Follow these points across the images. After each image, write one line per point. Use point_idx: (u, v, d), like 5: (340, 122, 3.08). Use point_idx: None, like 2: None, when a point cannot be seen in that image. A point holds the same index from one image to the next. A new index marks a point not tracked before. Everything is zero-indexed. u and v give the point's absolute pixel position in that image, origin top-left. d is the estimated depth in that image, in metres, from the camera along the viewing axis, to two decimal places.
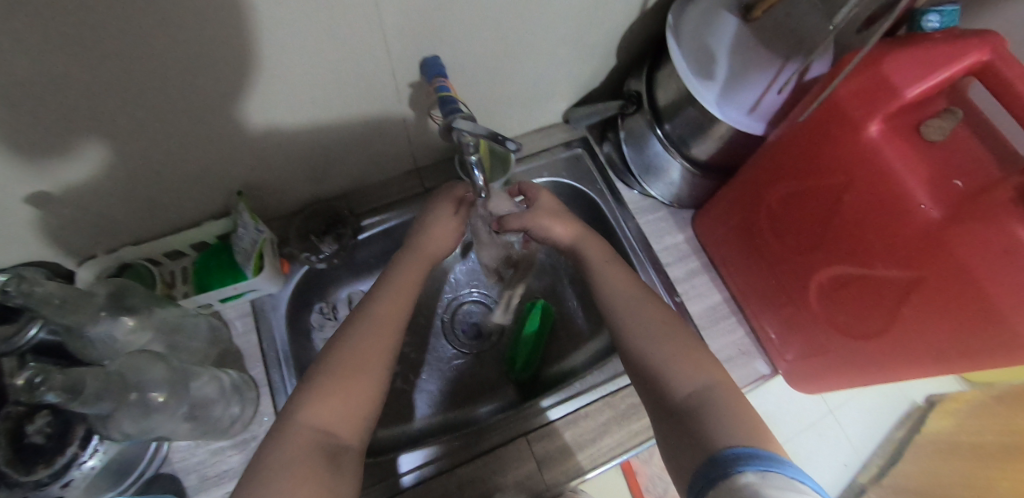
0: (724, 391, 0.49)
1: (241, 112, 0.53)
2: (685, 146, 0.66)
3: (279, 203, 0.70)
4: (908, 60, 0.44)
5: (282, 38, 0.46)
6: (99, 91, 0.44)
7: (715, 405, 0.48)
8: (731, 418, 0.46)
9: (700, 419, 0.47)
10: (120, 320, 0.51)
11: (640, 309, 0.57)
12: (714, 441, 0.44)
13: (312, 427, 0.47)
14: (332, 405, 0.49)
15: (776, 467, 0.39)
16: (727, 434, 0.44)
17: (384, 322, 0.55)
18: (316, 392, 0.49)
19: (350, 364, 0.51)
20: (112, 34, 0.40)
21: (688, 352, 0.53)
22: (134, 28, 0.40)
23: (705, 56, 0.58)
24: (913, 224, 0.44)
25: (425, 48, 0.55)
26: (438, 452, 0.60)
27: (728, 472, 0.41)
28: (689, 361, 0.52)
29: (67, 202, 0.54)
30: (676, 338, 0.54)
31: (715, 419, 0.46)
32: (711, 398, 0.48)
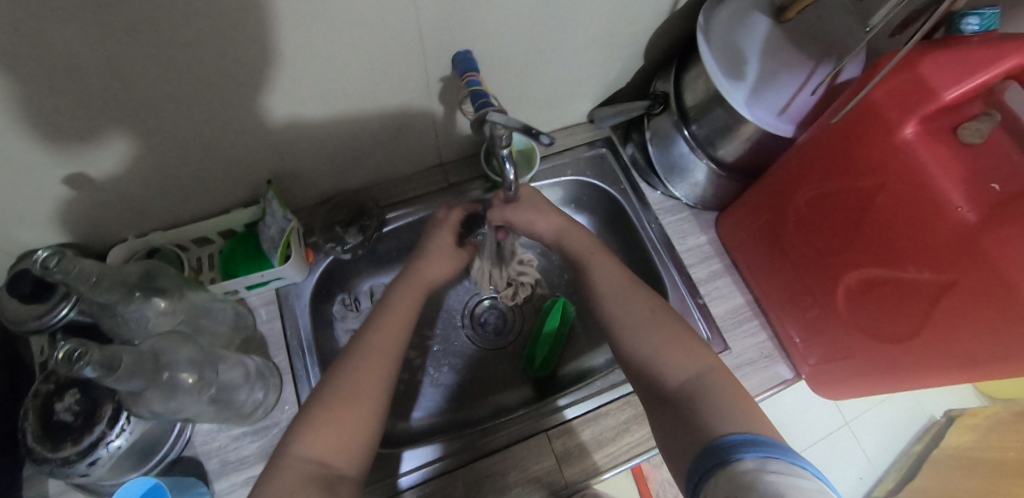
0: (718, 378, 0.50)
1: (277, 99, 0.54)
2: (712, 147, 0.66)
3: (305, 193, 0.71)
4: (946, 62, 0.44)
5: (322, 27, 0.47)
6: (146, 74, 0.45)
7: (709, 392, 0.48)
8: (727, 405, 0.46)
9: (694, 406, 0.47)
10: (152, 302, 0.52)
11: (630, 298, 0.58)
12: (707, 426, 0.45)
13: (304, 460, 0.47)
14: (329, 434, 0.49)
15: (776, 454, 0.39)
16: (720, 420, 0.45)
17: (379, 353, 0.55)
18: (317, 420, 0.50)
19: (347, 398, 0.51)
20: (161, 18, 0.40)
21: (678, 339, 0.53)
22: (185, 13, 0.41)
23: (735, 57, 0.58)
24: (948, 226, 0.44)
25: (459, 42, 0.56)
26: (441, 451, 0.60)
27: (722, 458, 0.41)
28: (682, 350, 0.52)
29: (104, 184, 0.55)
30: (664, 326, 0.55)
31: (709, 405, 0.47)
32: (705, 386, 0.49)
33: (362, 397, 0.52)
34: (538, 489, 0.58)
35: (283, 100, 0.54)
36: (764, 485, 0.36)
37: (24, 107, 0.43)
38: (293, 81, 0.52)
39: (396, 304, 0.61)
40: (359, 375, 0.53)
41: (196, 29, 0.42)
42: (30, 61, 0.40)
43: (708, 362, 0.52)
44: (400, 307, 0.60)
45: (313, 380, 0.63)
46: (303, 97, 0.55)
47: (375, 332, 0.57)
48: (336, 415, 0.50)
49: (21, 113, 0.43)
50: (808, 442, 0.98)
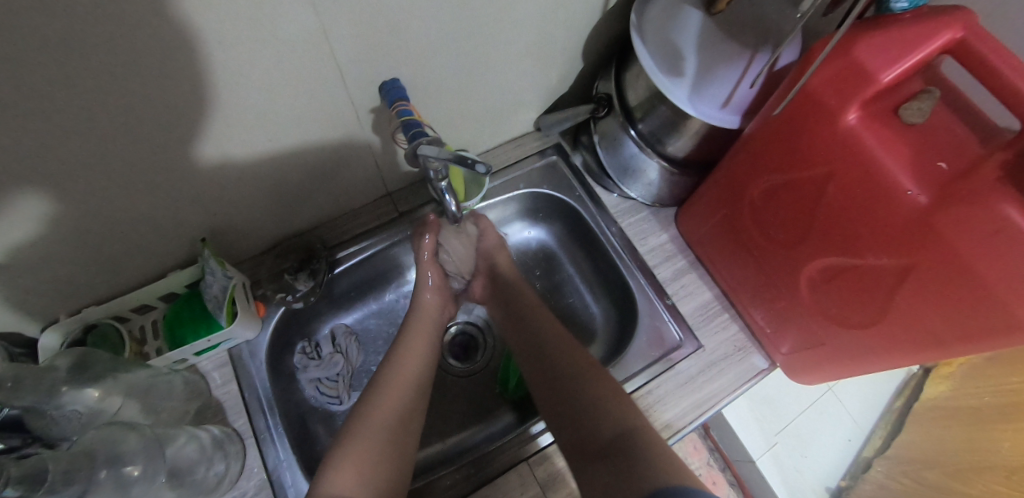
0: (646, 437, 0.48)
1: (189, 150, 0.50)
2: (661, 145, 0.64)
3: (246, 244, 0.67)
4: (880, 43, 0.42)
5: (227, 69, 0.44)
6: (31, 144, 0.41)
7: (640, 446, 0.47)
8: (658, 457, 0.45)
9: (623, 458, 0.46)
10: (86, 391, 0.48)
11: (569, 352, 0.60)
12: (649, 475, 0.43)
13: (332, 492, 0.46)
14: (353, 472, 0.48)
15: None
16: (656, 470, 0.43)
17: (397, 384, 0.57)
18: (339, 458, 0.49)
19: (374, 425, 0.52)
20: (33, 79, 0.36)
21: (617, 396, 0.53)
22: (63, 75, 0.37)
23: (672, 52, 0.56)
24: (901, 212, 0.43)
25: (383, 70, 0.53)
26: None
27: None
28: (619, 406, 0.52)
29: (15, 268, 0.50)
30: (605, 381, 0.55)
31: (641, 456, 0.46)
32: (636, 439, 0.48)
33: (375, 428, 0.52)
34: None
35: (218, 140, 0.51)
36: None
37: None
38: (233, 117, 0.49)
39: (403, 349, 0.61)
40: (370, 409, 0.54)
41: (77, 85, 0.38)
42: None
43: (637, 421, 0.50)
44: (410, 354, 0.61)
45: (279, 442, 0.60)
46: (235, 138, 0.51)
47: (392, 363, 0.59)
48: (357, 444, 0.50)
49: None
50: (794, 413, 1.06)
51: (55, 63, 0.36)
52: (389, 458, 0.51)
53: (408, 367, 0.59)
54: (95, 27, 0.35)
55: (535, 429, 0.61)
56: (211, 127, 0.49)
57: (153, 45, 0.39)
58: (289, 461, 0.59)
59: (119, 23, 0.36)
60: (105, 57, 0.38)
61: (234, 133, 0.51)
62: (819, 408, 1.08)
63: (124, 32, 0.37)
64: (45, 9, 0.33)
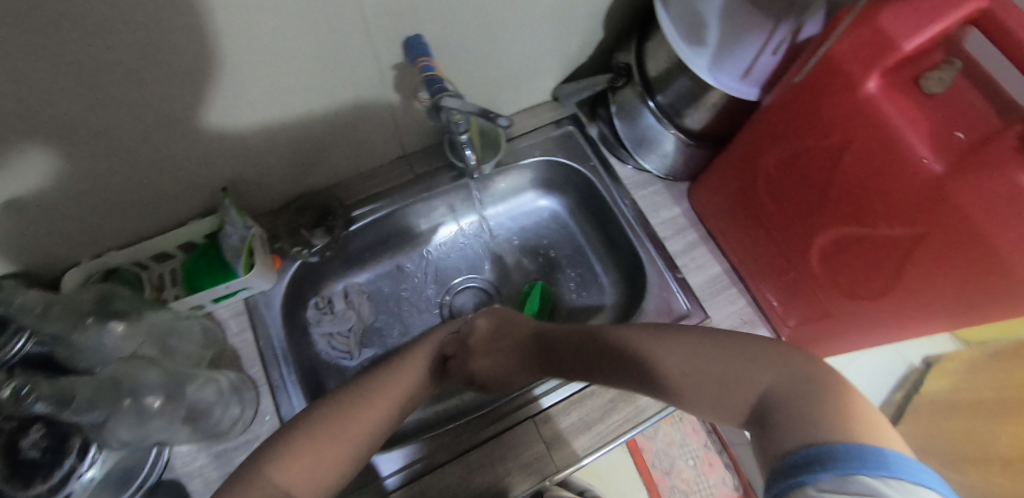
0: (798, 381, 0.44)
1: (212, 101, 0.51)
2: (679, 117, 0.65)
3: (266, 197, 0.68)
4: (903, 11, 0.42)
5: (249, 20, 0.44)
6: (63, 81, 0.42)
7: (790, 399, 0.43)
8: (823, 407, 0.41)
9: (780, 416, 0.42)
10: (109, 327, 0.50)
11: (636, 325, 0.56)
12: (802, 434, 0.39)
13: (277, 485, 0.46)
14: (301, 466, 0.48)
15: (854, 469, 0.35)
16: (815, 425, 0.39)
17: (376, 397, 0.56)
18: (293, 446, 0.49)
19: (328, 428, 0.51)
20: (72, 15, 0.37)
21: (748, 351, 0.49)
22: (102, 11, 0.38)
23: (695, 21, 0.56)
24: (914, 179, 0.43)
25: (406, 27, 0.53)
26: (415, 452, 0.59)
27: (795, 481, 0.37)
28: (753, 362, 0.48)
29: (42, 207, 0.52)
30: (726, 340, 0.51)
31: (792, 409, 0.42)
32: (787, 394, 0.44)
33: (340, 432, 0.51)
34: (530, 476, 0.58)
35: (230, 95, 0.51)
36: None
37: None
38: (251, 73, 0.50)
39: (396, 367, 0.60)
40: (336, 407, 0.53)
41: (114, 22, 0.39)
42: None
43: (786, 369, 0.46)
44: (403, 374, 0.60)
45: (292, 388, 0.61)
46: (245, 97, 0.52)
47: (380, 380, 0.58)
48: (316, 445, 0.49)
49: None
50: None
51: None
52: (339, 463, 0.50)
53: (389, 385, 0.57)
54: None
55: (539, 390, 0.62)
56: (225, 82, 0.49)
57: None
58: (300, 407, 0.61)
59: None
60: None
61: (253, 86, 0.51)
62: None
63: None
64: None
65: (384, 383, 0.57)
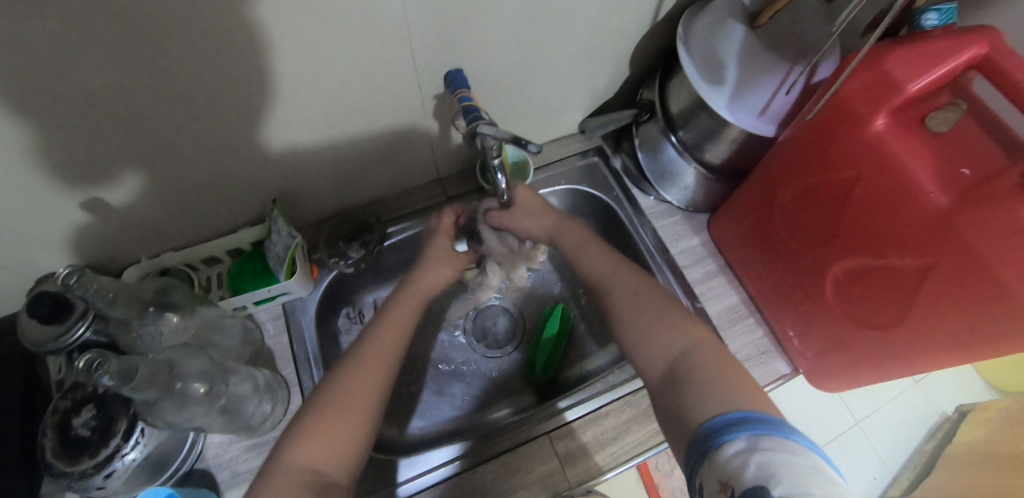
0: (699, 355, 0.51)
1: (275, 125, 0.57)
2: (699, 151, 0.68)
3: (310, 210, 0.73)
4: (908, 56, 0.45)
5: (313, 55, 0.51)
6: (154, 104, 0.49)
7: (692, 370, 0.50)
8: (715, 380, 0.47)
9: (680, 386, 0.49)
10: (165, 316, 0.55)
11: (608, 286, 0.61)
12: (705, 406, 0.45)
13: (301, 466, 0.49)
14: (319, 444, 0.50)
15: (767, 431, 0.40)
16: (710, 398, 0.45)
17: (371, 359, 0.57)
18: (306, 430, 0.51)
19: (337, 402, 0.53)
20: (170, 51, 0.44)
21: (664, 322, 0.55)
22: (194, 50, 0.45)
23: (715, 62, 0.60)
24: (922, 212, 0.45)
25: (448, 61, 0.59)
26: (461, 450, 0.62)
27: (712, 443, 0.41)
28: (666, 332, 0.54)
29: (118, 208, 0.58)
30: (647, 311, 0.57)
31: (696, 378, 0.48)
32: (691, 366, 0.50)
33: (350, 404, 0.53)
34: (542, 490, 0.59)
35: (289, 120, 0.57)
36: (758, 465, 0.37)
37: (32, 134, 0.46)
38: (308, 99, 0.56)
39: (381, 329, 0.61)
40: (338, 383, 0.54)
41: (202, 58, 0.46)
42: (41, 92, 0.43)
43: (694, 339, 0.53)
44: (398, 318, 0.63)
45: None
46: (298, 121, 0.58)
47: (369, 343, 0.59)
48: (328, 421, 0.51)
49: (31, 138, 0.46)
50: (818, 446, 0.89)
51: (190, 40, 0.44)
52: (360, 434, 0.52)
53: (382, 346, 0.59)
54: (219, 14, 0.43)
55: (562, 405, 0.64)
56: (286, 108, 0.56)
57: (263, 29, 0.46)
58: None
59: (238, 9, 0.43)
60: (222, 38, 0.45)
61: (310, 112, 0.58)
62: (844, 443, 0.91)
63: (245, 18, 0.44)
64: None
65: (375, 341, 0.59)
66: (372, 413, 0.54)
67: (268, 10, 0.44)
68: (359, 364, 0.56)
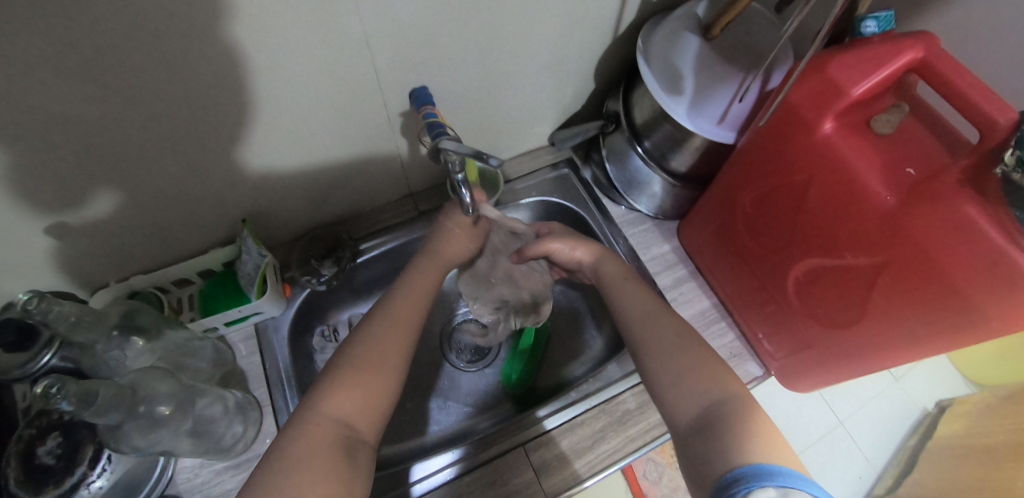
0: (739, 407, 0.49)
1: (247, 145, 0.58)
2: (665, 160, 0.70)
3: (281, 229, 0.74)
4: (850, 62, 0.47)
5: (278, 76, 0.51)
6: (117, 128, 0.49)
7: (728, 420, 0.47)
8: (746, 430, 0.45)
9: (712, 434, 0.46)
10: (131, 340, 0.55)
11: (650, 327, 0.58)
12: (733, 453, 0.43)
13: (332, 419, 0.48)
14: (353, 399, 0.50)
15: (800, 485, 0.37)
16: (741, 447, 0.44)
17: (400, 319, 0.57)
18: (336, 384, 0.50)
19: (369, 358, 0.53)
20: (131, 75, 0.45)
21: (703, 368, 0.53)
22: (157, 73, 0.46)
23: (673, 73, 0.62)
24: (872, 211, 0.46)
25: (412, 79, 0.60)
26: (462, 453, 0.62)
27: (741, 487, 0.40)
28: (705, 378, 0.52)
29: (83, 233, 0.58)
30: (689, 355, 0.54)
31: (732, 430, 0.46)
32: (723, 414, 0.48)
33: (382, 359, 0.53)
34: None
35: (261, 140, 0.58)
36: None
37: None
38: (274, 119, 0.56)
39: (410, 286, 0.61)
40: (364, 340, 0.54)
41: (163, 81, 0.46)
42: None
43: (733, 390, 0.51)
44: (420, 281, 0.62)
45: (292, 409, 0.64)
46: (272, 140, 0.59)
47: (396, 304, 0.59)
48: (359, 375, 0.51)
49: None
50: (803, 445, 0.90)
51: (151, 64, 0.45)
52: (390, 389, 0.52)
53: (408, 306, 0.59)
54: (183, 39, 0.44)
55: (540, 413, 0.64)
56: (255, 129, 0.56)
57: (227, 53, 0.47)
58: None
59: (200, 33, 0.44)
60: (186, 63, 0.46)
61: (281, 132, 0.58)
62: (828, 442, 0.91)
63: (207, 42, 0.45)
64: (151, 23, 0.41)
65: (402, 300, 0.59)
66: (399, 370, 0.54)
67: (231, 33, 0.45)
68: (387, 322, 0.56)
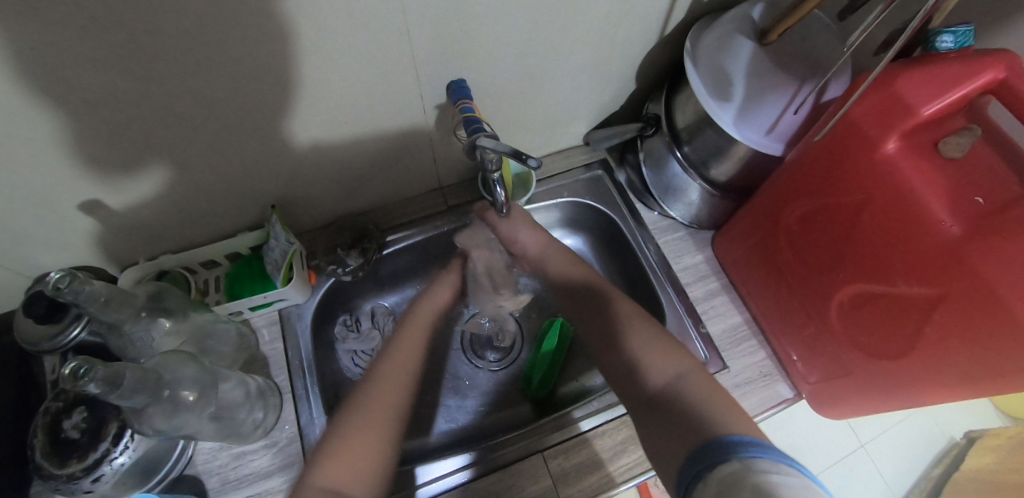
0: (693, 381, 0.49)
1: (280, 132, 0.57)
2: (705, 168, 0.67)
3: (308, 217, 0.73)
4: (921, 78, 0.44)
5: (313, 64, 0.50)
6: (155, 110, 0.49)
7: (687, 397, 0.48)
8: (708, 409, 0.46)
9: (671, 412, 0.47)
10: (159, 322, 0.55)
11: (609, 308, 0.60)
12: (702, 431, 0.43)
13: (321, 487, 0.47)
14: (342, 464, 0.49)
15: (762, 453, 0.38)
16: (707, 425, 0.43)
17: (389, 379, 0.57)
18: (333, 448, 0.50)
19: (359, 424, 0.52)
20: (170, 58, 0.44)
21: (659, 345, 0.54)
22: (198, 57, 0.45)
23: (722, 78, 0.59)
24: (933, 240, 0.44)
25: (450, 72, 0.58)
26: (471, 459, 0.61)
27: (707, 464, 0.39)
28: (661, 355, 0.53)
29: (117, 211, 0.58)
30: (645, 334, 0.55)
31: (687, 407, 0.47)
32: (682, 392, 0.48)
33: (371, 425, 0.52)
34: None
35: (304, 122, 0.57)
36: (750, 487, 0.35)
37: (34, 136, 0.46)
38: (308, 106, 0.55)
39: (396, 351, 0.61)
40: (359, 406, 0.54)
41: (202, 66, 0.46)
42: (39, 97, 0.43)
43: (686, 364, 0.52)
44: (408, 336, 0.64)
45: (312, 399, 0.64)
46: (318, 116, 0.57)
47: None
48: (351, 441, 0.51)
49: (31, 141, 0.46)
50: (823, 466, 0.87)
51: (192, 48, 0.44)
52: (380, 451, 0.51)
53: (398, 367, 0.59)
54: (226, 23, 0.43)
55: (576, 414, 0.63)
56: (289, 117, 0.56)
57: (268, 39, 0.46)
58: (319, 421, 0.63)
59: (242, 20, 0.43)
60: (226, 46, 0.45)
61: (323, 118, 0.58)
62: (848, 465, 0.88)
63: (246, 26, 0.44)
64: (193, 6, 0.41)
65: (391, 361, 0.59)
66: (390, 430, 0.53)
67: (271, 18, 0.44)
68: (380, 386, 0.56)
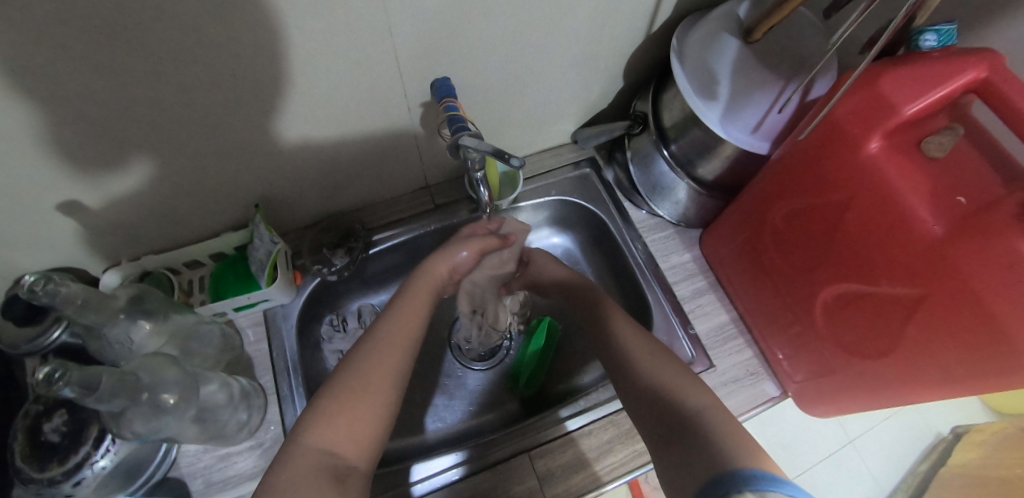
0: (717, 414, 0.48)
1: (261, 132, 0.56)
2: (692, 166, 0.67)
3: (294, 217, 0.73)
4: (904, 77, 0.44)
5: (293, 63, 0.50)
6: (131, 110, 0.48)
7: (709, 428, 0.47)
8: (731, 443, 0.44)
9: (693, 442, 0.46)
10: (138, 324, 0.55)
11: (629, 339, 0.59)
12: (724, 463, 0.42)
13: (317, 448, 0.48)
14: (339, 428, 0.49)
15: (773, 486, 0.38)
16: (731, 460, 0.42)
17: (393, 340, 0.58)
18: (327, 411, 0.50)
19: (355, 383, 0.52)
20: (145, 58, 0.43)
21: (680, 377, 0.53)
22: (174, 56, 0.44)
23: (708, 77, 0.58)
24: (915, 241, 0.44)
25: (434, 70, 0.58)
26: (466, 455, 0.61)
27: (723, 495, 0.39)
28: (686, 388, 0.52)
29: (96, 211, 0.58)
30: (668, 365, 0.55)
31: (708, 438, 0.45)
32: (707, 422, 0.47)
33: (368, 385, 0.53)
34: None
35: (291, 120, 0.56)
36: None
37: (7, 137, 0.45)
38: (290, 104, 0.54)
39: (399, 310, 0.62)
40: (356, 365, 0.54)
41: (179, 65, 0.45)
42: (10, 97, 0.42)
43: (710, 399, 0.50)
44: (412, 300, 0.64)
45: (297, 400, 0.64)
46: (304, 113, 0.56)
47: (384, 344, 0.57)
48: (351, 404, 0.51)
49: (3, 141, 0.45)
50: (811, 461, 0.87)
51: (168, 47, 0.43)
52: (377, 416, 0.52)
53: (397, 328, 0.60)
54: (201, 21, 0.42)
55: (561, 414, 0.63)
56: (270, 116, 0.55)
57: (246, 39, 0.45)
58: None
59: (218, 19, 0.42)
60: (202, 45, 0.44)
61: (306, 116, 0.57)
62: (836, 460, 0.88)
63: (223, 26, 0.43)
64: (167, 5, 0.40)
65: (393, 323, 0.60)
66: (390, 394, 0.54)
67: (248, 16, 0.43)
68: (380, 348, 0.57)
